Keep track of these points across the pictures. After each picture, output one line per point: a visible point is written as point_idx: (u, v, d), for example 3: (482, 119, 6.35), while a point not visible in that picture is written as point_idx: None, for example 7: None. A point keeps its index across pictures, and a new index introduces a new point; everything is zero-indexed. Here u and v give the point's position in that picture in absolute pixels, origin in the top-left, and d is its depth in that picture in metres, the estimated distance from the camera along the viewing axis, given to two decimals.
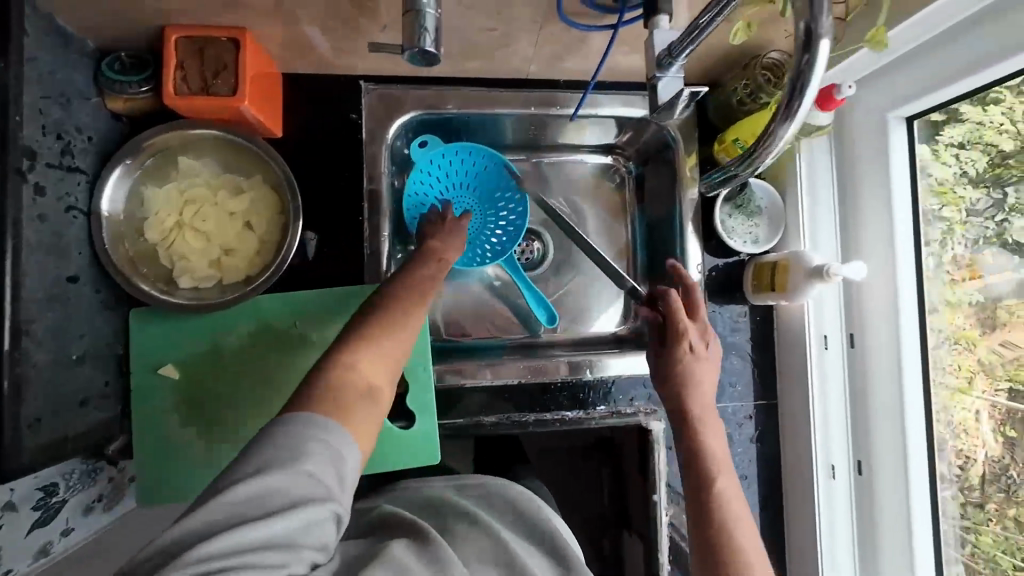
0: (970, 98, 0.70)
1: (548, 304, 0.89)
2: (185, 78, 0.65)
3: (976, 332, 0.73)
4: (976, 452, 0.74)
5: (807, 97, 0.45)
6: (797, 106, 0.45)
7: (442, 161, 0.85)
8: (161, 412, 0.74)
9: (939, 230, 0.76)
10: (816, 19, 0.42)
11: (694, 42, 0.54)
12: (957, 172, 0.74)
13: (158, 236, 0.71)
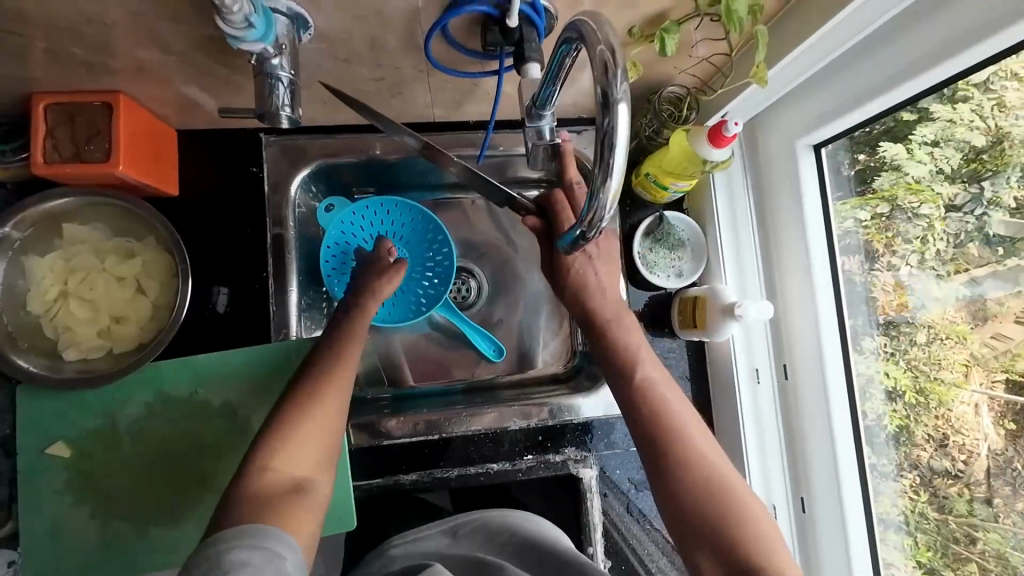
0: (937, 97, 0.61)
1: (492, 338, 0.86)
2: (55, 146, 0.62)
3: (967, 326, 0.64)
4: (976, 447, 0.63)
5: (617, 156, 0.39)
6: (610, 165, 0.39)
7: (360, 214, 0.83)
8: (50, 495, 0.69)
9: (920, 228, 0.67)
10: (611, 84, 0.38)
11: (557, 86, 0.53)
12: (932, 169, 0.65)
13: (41, 308, 0.68)
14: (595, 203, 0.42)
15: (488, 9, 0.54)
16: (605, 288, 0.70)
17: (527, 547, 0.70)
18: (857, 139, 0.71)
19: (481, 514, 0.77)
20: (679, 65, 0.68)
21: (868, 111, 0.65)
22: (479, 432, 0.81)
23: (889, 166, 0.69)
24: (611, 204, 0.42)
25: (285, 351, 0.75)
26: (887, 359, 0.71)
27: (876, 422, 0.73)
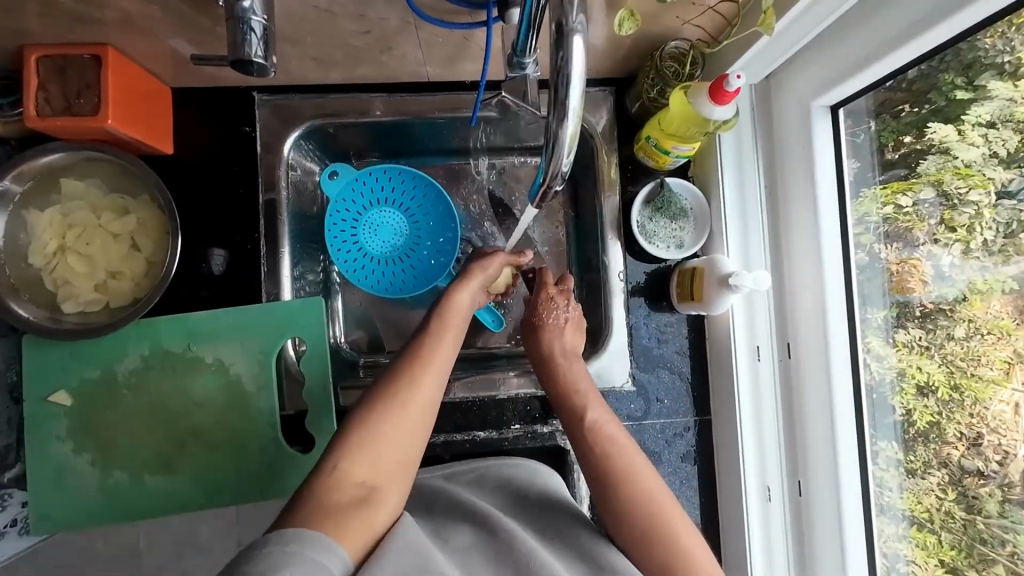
0: (999, 70, 0.54)
1: (493, 308, 0.85)
2: (47, 99, 0.63)
3: (1013, 323, 0.56)
4: (1017, 448, 0.57)
5: (571, 90, 0.40)
6: (564, 103, 0.40)
7: (363, 181, 0.83)
8: (54, 440, 0.72)
9: (966, 216, 0.59)
10: (565, 13, 0.38)
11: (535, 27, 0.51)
12: (984, 152, 0.57)
13: (42, 261, 0.70)
14: (553, 150, 0.44)
15: None
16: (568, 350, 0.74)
17: (523, 497, 0.68)
18: (897, 120, 0.64)
19: (477, 463, 0.74)
20: (683, 15, 0.63)
21: (887, 66, 0.59)
22: (468, 400, 0.80)
23: (937, 148, 0.61)
24: (568, 147, 0.43)
25: (274, 312, 0.75)
26: (920, 352, 0.64)
27: (902, 418, 0.67)
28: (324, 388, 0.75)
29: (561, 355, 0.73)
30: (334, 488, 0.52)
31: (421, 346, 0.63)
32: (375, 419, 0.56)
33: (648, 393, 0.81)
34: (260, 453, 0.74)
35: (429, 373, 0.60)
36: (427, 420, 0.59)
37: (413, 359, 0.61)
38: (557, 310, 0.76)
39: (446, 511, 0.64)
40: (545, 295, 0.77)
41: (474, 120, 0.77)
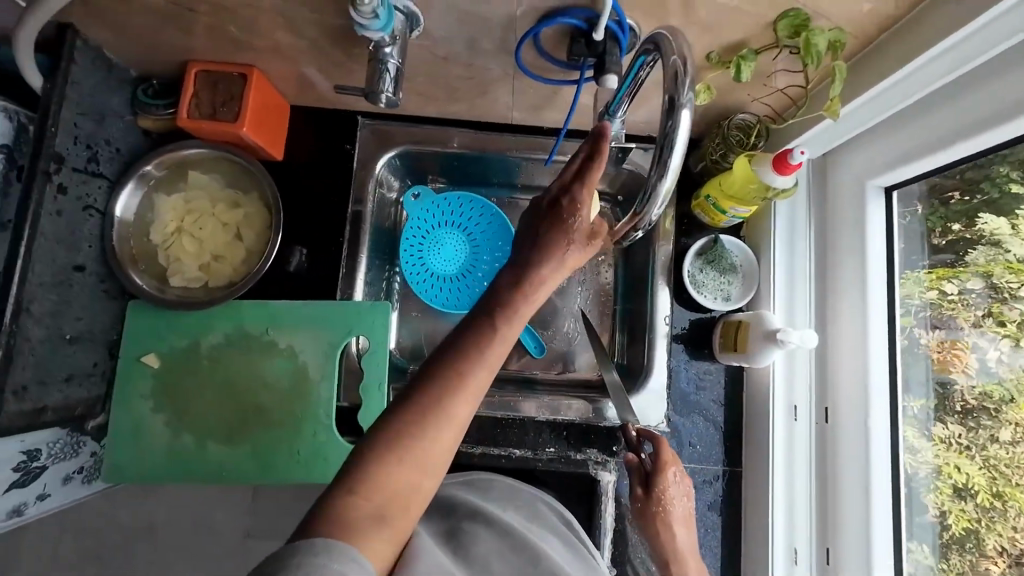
0: None
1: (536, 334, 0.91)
2: (198, 105, 0.76)
3: None
4: None
5: (675, 153, 0.47)
6: (667, 162, 0.47)
7: (438, 204, 0.93)
8: (137, 397, 0.80)
9: (1017, 312, 0.60)
10: (678, 91, 0.45)
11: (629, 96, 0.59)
12: None
13: (160, 238, 0.81)
14: (648, 200, 0.51)
15: (577, 21, 0.59)
16: (687, 551, 0.73)
17: (535, 512, 0.72)
18: (946, 206, 0.68)
19: (497, 479, 0.77)
20: (754, 93, 0.70)
21: (961, 150, 0.61)
22: (508, 417, 0.85)
23: (988, 240, 0.63)
24: (661, 200, 0.50)
25: (346, 309, 0.83)
26: (959, 451, 0.65)
27: (937, 519, 0.67)
28: (380, 386, 0.82)
29: (669, 516, 0.74)
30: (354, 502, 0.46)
31: (471, 344, 0.53)
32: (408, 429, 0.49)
33: (681, 436, 0.83)
34: (312, 438, 0.80)
35: (474, 383, 0.52)
36: (461, 435, 0.51)
37: (457, 363, 0.52)
38: (678, 496, 0.74)
39: (464, 513, 0.67)
40: (667, 476, 0.74)
41: (549, 162, 0.87)
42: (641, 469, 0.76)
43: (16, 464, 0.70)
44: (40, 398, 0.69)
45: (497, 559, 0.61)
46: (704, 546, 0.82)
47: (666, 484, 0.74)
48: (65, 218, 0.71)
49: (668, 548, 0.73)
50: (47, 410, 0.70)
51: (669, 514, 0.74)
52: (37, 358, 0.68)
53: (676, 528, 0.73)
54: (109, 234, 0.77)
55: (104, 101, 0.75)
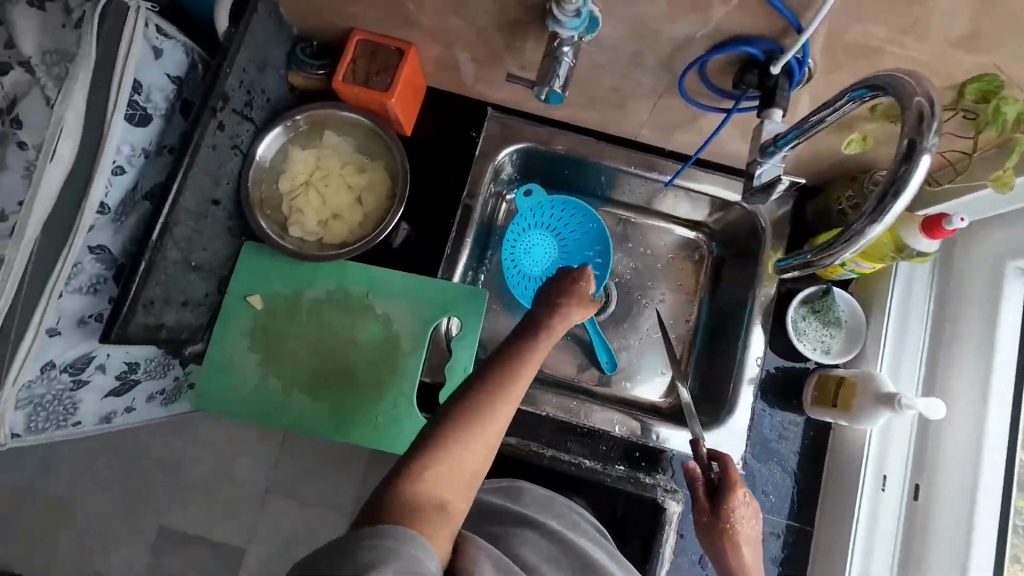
0: None
1: (610, 352, 0.95)
2: (353, 71, 0.79)
3: None
4: None
5: (900, 201, 0.46)
6: (889, 208, 0.46)
7: (546, 205, 0.95)
8: (235, 333, 0.84)
9: None
10: (922, 135, 0.44)
11: (805, 133, 0.57)
12: None
13: (287, 188, 0.84)
14: (841, 246, 0.51)
15: (757, 52, 0.59)
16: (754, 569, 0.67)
17: (573, 520, 0.71)
18: None
19: (525, 485, 0.74)
20: (907, 149, 0.71)
21: None
22: (582, 425, 0.85)
23: None
24: (857, 249, 0.50)
25: (445, 289, 0.85)
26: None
27: None
28: (466, 369, 0.83)
29: (738, 540, 0.68)
30: (412, 502, 0.48)
31: (511, 357, 0.60)
32: (457, 431, 0.52)
33: (756, 483, 0.81)
34: (391, 407, 0.82)
35: (508, 395, 0.56)
36: (497, 441, 0.55)
37: (501, 373, 0.58)
38: (748, 516, 0.68)
39: (507, 519, 0.66)
40: (737, 491, 0.69)
41: (669, 183, 0.90)
42: (706, 484, 0.72)
43: (119, 373, 0.79)
44: (160, 315, 0.73)
45: (549, 563, 0.61)
46: None
47: (737, 499, 0.68)
48: (217, 153, 0.75)
49: (733, 565, 0.67)
50: (162, 328, 0.74)
51: (738, 533, 0.68)
52: (167, 277, 0.72)
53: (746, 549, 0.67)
54: (246, 175, 0.81)
55: (269, 53, 0.80)
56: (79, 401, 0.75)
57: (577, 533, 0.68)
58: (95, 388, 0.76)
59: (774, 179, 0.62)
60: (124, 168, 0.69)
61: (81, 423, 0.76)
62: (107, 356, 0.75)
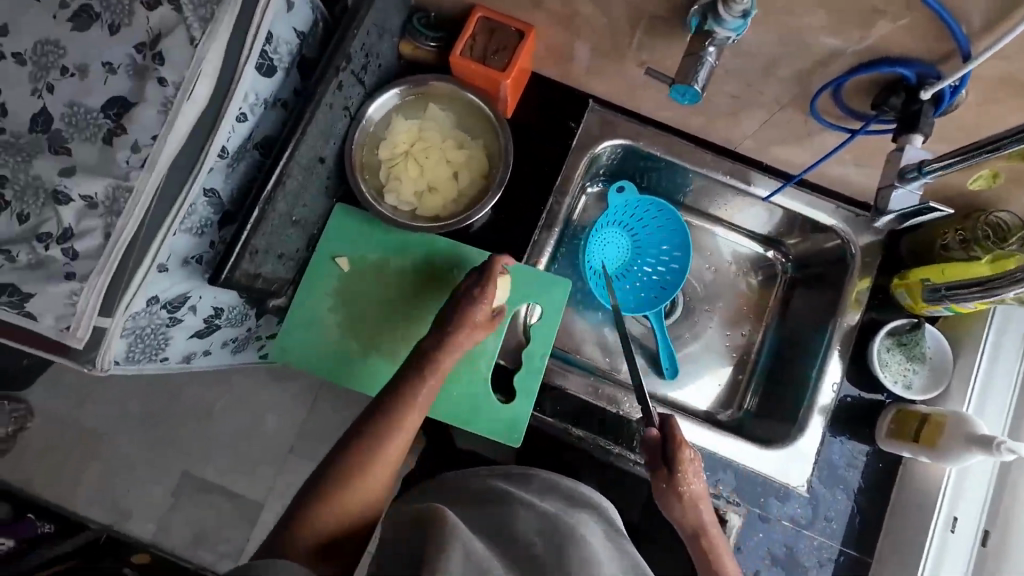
0: None
1: (673, 360, 0.97)
2: (471, 47, 0.79)
3: None
4: None
5: None
6: None
7: (633, 203, 0.93)
8: (318, 291, 0.84)
9: None
10: None
11: (958, 162, 0.58)
12: None
13: (387, 154, 0.84)
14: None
15: (910, 73, 0.59)
16: (709, 524, 0.74)
17: (590, 518, 0.66)
18: None
19: (535, 471, 0.74)
20: None
21: None
22: (651, 427, 0.82)
23: None
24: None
25: (529, 274, 0.84)
26: None
27: None
28: (543, 356, 0.82)
29: (694, 503, 0.73)
30: (310, 533, 0.64)
31: (401, 399, 0.72)
32: (348, 473, 0.68)
33: (819, 507, 0.81)
34: (466, 384, 0.82)
35: (396, 435, 0.70)
36: (382, 472, 0.70)
37: (399, 405, 0.72)
38: (693, 472, 0.74)
39: (503, 499, 0.65)
40: (687, 455, 0.73)
41: (771, 198, 0.89)
42: (657, 449, 0.75)
43: (207, 316, 0.80)
44: (259, 265, 0.74)
45: (538, 537, 0.59)
46: None
47: (682, 455, 0.73)
48: (332, 112, 0.76)
49: (692, 522, 0.74)
50: (259, 278, 0.75)
51: (692, 495, 0.74)
52: (272, 228, 0.73)
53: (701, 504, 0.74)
54: (351, 137, 0.81)
55: (390, 19, 0.80)
56: (169, 338, 0.75)
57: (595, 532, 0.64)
58: (186, 328, 0.78)
59: (914, 199, 0.64)
60: (246, 115, 0.70)
61: (169, 360, 0.78)
62: (199, 298, 0.77)
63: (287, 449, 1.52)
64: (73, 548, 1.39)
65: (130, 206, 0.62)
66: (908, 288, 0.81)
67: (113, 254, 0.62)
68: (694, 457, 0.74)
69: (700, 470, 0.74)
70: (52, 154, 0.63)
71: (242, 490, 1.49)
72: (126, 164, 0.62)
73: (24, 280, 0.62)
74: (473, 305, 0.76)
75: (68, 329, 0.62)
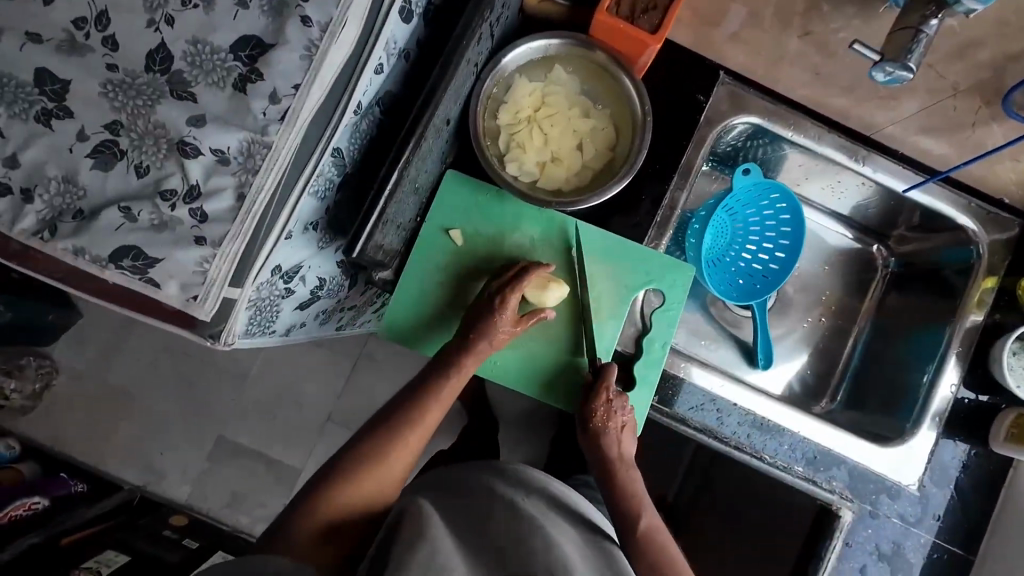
0: None
1: (769, 351, 0.94)
2: (617, 4, 0.72)
3: None
4: None
5: None
6: None
7: (754, 188, 0.91)
8: (430, 265, 0.79)
9: None
10: None
11: None
12: None
13: (509, 119, 0.77)
14: None
15: None
16: (621, 452, 0.73)
17: (563, 523, 0.57)
18: None
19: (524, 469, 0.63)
20: None
21: None
22: (768, 419, 0.82)
23: None
24: None
25: (652, 260, 0.81)
26: None
27: None
28: (664, 345, 0.81)
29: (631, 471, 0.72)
30: (303, 526, 0.62)
31: (425, 390, 0.72)
32: (353, 470, 0.66)
33: (927, 505, 0.82)
34: (584, 369, 0.80)
35: (412, 435, 0.69)
36: (397, 466, 0.68)
37: (416, 403, 0.71)
38: (617, 408, 0.73)
39: (475, 497, 0.56)
40: (609, 388, 0.74)
41: (912, 189, 0.85)
42: (589, 388, 0.76)
43: (315, 288, 0.75)
44: (384, 235, 0.68)
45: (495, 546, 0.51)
46: None
47: (607, 387, 0.73)
48: (465, 67, 0.69)
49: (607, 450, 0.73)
50: (381, 249, 0.70)
51: (605, 422, 0.73)
52: (400, 197, 0.67)
53: (638, 475, 0.73)
54: (476, 99, 0.74)
55: None
56: (279, 311, 0.70)
57: (564, 532, 0.56)
58: (296, 300, 0.73)
59: None
60: (383, 67, 0.62)
61: (275, 332, 0.74)
62: (316, 269, 0.72)
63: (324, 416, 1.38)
64: (111, 508, 1.24)
65: (268, 165, 0.55)
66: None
67: (249, 218, 0.56)
68: (616, 391, 0.74)
69: (623, 399, 0.74)
70: (175, 100, 0.55)
71: (280, 456, 1.36)
72: (263, 115, 0.55)
73: (149, 243, 0.55)
74: (492, 317, 0.73)
75: (195, 300, 0.55)
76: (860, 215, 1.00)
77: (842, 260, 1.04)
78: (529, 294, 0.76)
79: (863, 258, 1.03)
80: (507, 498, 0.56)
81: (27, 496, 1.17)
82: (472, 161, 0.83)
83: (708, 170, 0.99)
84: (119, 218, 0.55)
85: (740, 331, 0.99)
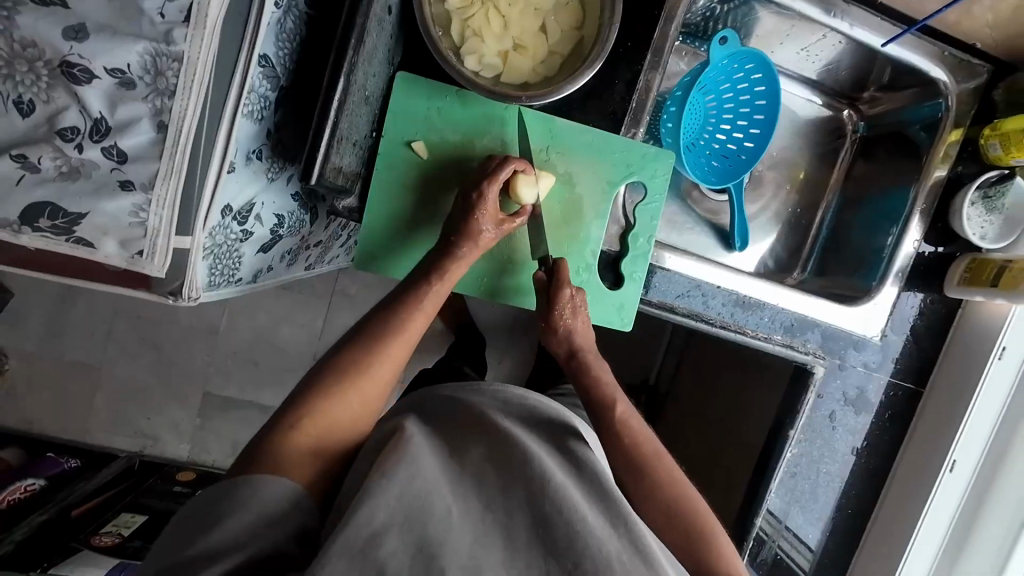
0: None
1: (746, 232, 0.94)
2: None
3: None
4: None
5: None
6: None
7: (731, 60, 0.86)
8: (397, 183, 0.73)
9: None
10: None
11: None
12: None
13: (460, 3, 0.67)
14: None
15: None
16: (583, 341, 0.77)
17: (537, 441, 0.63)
18: None
19: (502, 387, 0.73)
20: None
21: None
22: (750, 296, 0.85)
23: None
24: None
25: (631, 151, 0.78)
26: None
27: None
28: (648, 237, 0.80)
29: (621, 398, 0.73)
30: (286, 445, 0.57)
31: (401, 305, 0.68)
32: (331, 386, 0.62)
33: (887, 351, 0.90)
34: (573, 273, 0.79)
35: (391, 348, 0.66)
36: (386, 385, 0.65)
37: (393, 318, 0.67)
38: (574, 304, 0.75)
39: (463, 428, 0.64)
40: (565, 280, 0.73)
41: (889, 44, 0.83)
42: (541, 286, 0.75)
43: (272, 225, 0.67)
44: (341, 153, 0.61)
45: (487, 462, 0.58)
46: (860, 442, 0.90)
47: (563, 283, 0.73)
48: None
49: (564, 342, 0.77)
50: (341, 172, 0.62)
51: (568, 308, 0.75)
52: (351, 106, 0.59)
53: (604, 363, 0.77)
54: None
55: None
56: (241, 255, 0.64)
57: (537, 442, 0.62)
58: (253, 241, 0.65)
59: None
60: None
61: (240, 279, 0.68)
62: (272, 202, 0.65)
63: (309, 356, 1.36)
64: (113, 476, 1.23)
65: (185, 83, 0.46)
66: (988, 188, 0.85)
67: (179, 152, 0.47)
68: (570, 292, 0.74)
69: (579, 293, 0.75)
70: (39, 7, 0.43)
71: (273, 402, 1.35)
72: (162, 17, 0.44)
73: (64, 196, 0.46)
74: (472, 216, 0.69)
75: (141, 256, 0.48)
76: (830, 79, 0.98)
77: (812, 130, 1.03)
78: (526, 194, 0.72)
79: (833, 126, 1.02)
80: (490, 424, 0.64)
81: (19, 480, 1.14)
82: (424, 59, 0.74)
83: (679, 47, 0.93)
84: (16, 169, 0.45)
85: (717, 213, 0.99)
